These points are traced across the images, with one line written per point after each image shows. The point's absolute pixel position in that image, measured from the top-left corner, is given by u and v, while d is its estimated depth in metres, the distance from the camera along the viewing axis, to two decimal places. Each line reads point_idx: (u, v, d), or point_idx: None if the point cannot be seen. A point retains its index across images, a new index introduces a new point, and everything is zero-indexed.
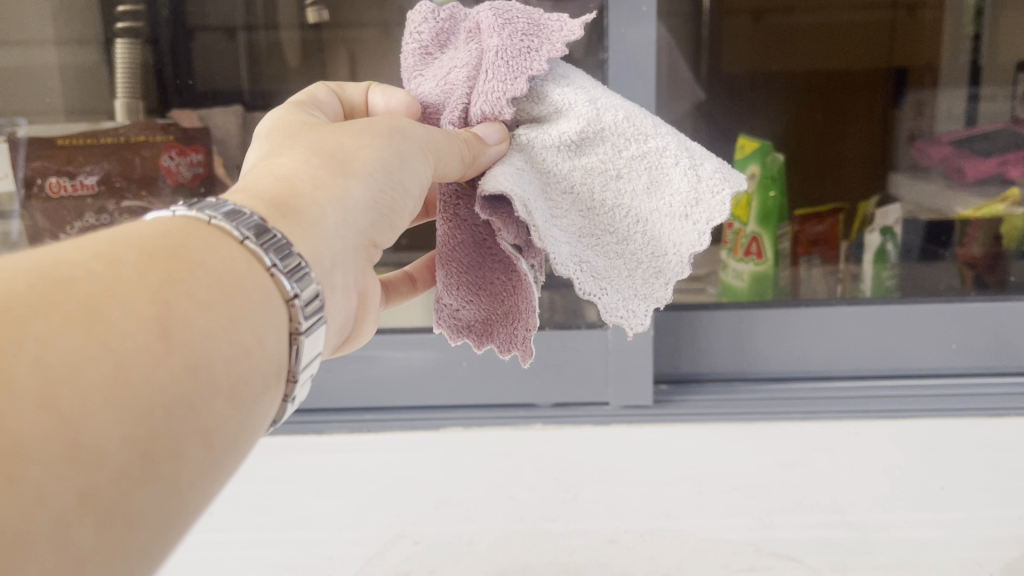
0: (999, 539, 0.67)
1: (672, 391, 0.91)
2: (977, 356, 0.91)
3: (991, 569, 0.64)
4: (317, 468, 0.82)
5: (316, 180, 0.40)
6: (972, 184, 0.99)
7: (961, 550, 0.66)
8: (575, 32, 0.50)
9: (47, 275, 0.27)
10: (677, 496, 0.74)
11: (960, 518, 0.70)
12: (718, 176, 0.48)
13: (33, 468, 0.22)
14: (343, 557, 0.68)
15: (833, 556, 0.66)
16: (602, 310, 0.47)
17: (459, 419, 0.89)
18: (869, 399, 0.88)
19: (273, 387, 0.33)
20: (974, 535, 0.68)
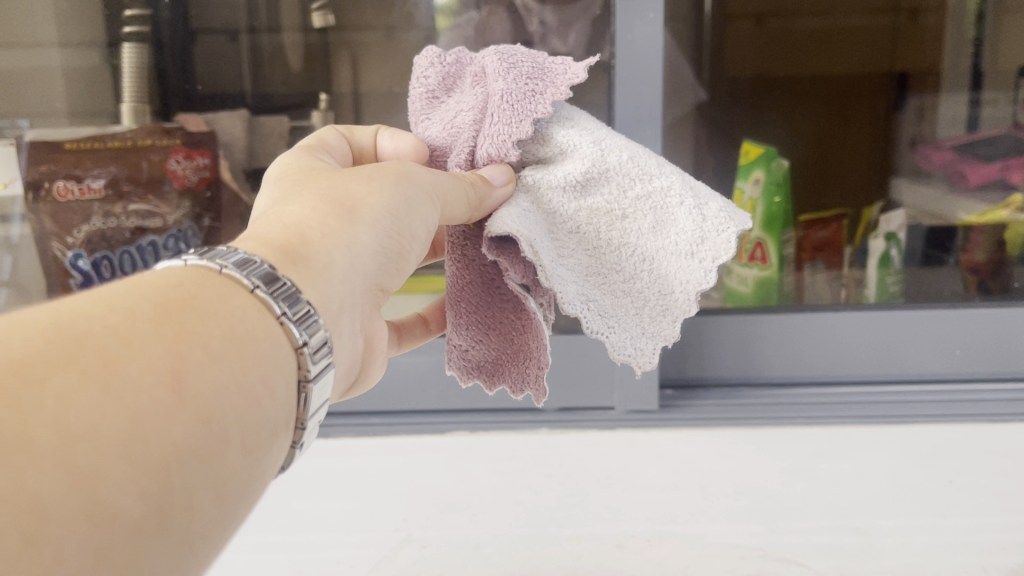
0: (1004, 545, 0.67)
1: (677, 395, 0.91)
2: (981, 363, 0.91)
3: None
4: (323, 471, 0.82)
5: (324, 227, 0.40)
6: (974, 188, 1.00)
7: (967, 556, 0.66)
8: (578, 75, 0.50)
9: (63, 329, 0.27)
10: (684, 501, 0.74)
11: (965, 524, 0.70)
12: (723, 216, 0.48)
13: (52, 528, 0.22)
14: (352, 561, 0.69)
15: (840, 562, 0.66)
16: (609, 349, 0.47)
17: (464, 422, 0.89)
18: (874, 404, 0.89)
19: (282, 434, 0.33)
20: (979, 541, 0.68)
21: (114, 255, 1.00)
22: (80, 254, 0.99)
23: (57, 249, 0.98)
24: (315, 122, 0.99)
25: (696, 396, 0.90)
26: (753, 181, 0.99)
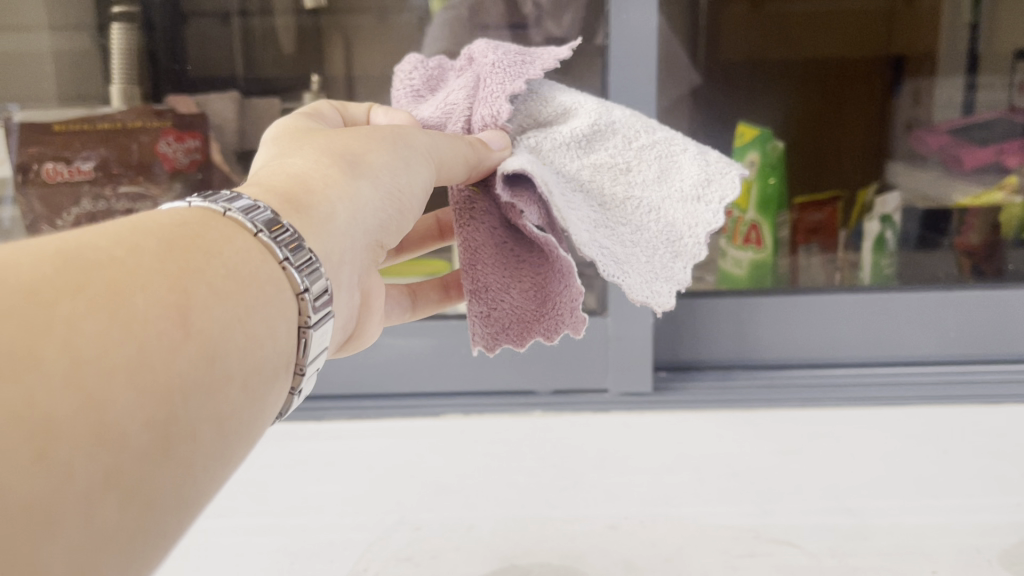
0: (997, 525, 0.67)
1: (671, 377, 0.92)
2: (975, 345, 0.91)
3: (990, 554, 0.64)
4: (317, 454, 0.82)
5: (326, 179, 0.39)
6: (969, 172, 1.00)
7: (959, 536, 0.66)
8: (566, 47, 0.51)
9: (70, 257, 0.26)
10: (677, 484, 0.74)
11: (959, 505, 0.70)
12: (725, 163, 0.48)
13: (65, 444, 0.22)
14: (344, 543, 0.68)
15: (834, 542, 0.66)
16: (628, 288, 0.43)
17: (459, 405, 0.89)
18: (870, 387, 0.89)
19: (280, 376, 0.32)
20: (973, 522, 0.68)
21: None
22: None
23: (46, 231, 0.98)
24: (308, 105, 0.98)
25: (691, 378, 0.91)
26: (748, 163, 0.97)
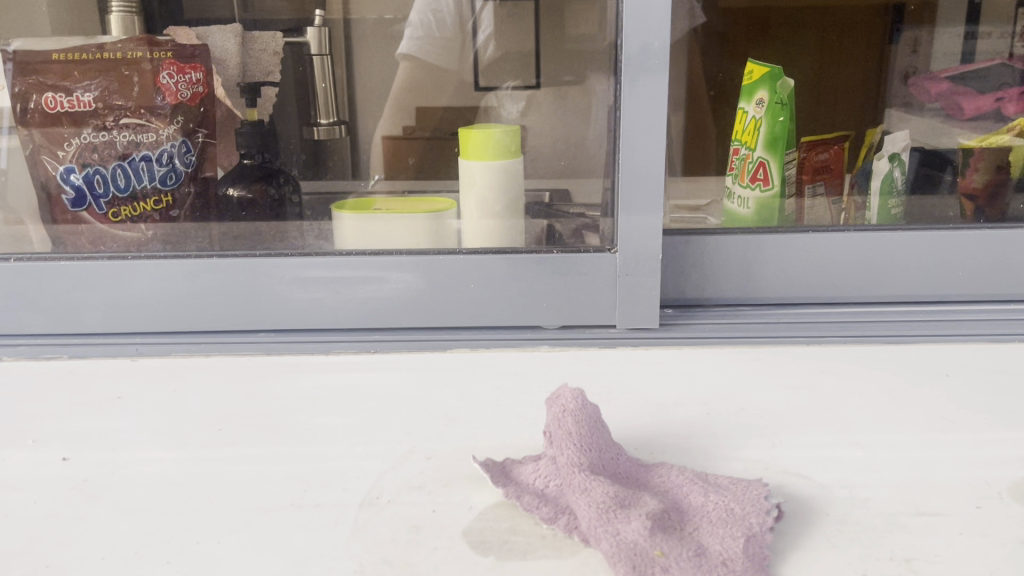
0: (1005, 459, 0.68)
1: (677, 316, 0.93)
2: (979, 285, 0.92)
3: (1000, 486, 0.64)
4: (325, 386, 0.82)
5: None
6: (969, 120, 0.99)
7: (969, 469, 0.67)
8: None
9: None
10: (686, 415, 0.75)
11: (968, 439, 0.71)
12: None
13: None
14: (356, 472, 0.68)
15: (844, 475, 0.66)
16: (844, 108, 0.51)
17: (467, 339, 0.91)
18: (873, 325, 0.90)
19: None
20: (982, 454, 0.69)
21: (107, 171, 0.94)
22: (72, 168, 0.93)
23: (47, 163, 0.92)
24: (312, 40, 0.99)
25: (695, 317, 0.93)
26: (759, 99, 0.95)
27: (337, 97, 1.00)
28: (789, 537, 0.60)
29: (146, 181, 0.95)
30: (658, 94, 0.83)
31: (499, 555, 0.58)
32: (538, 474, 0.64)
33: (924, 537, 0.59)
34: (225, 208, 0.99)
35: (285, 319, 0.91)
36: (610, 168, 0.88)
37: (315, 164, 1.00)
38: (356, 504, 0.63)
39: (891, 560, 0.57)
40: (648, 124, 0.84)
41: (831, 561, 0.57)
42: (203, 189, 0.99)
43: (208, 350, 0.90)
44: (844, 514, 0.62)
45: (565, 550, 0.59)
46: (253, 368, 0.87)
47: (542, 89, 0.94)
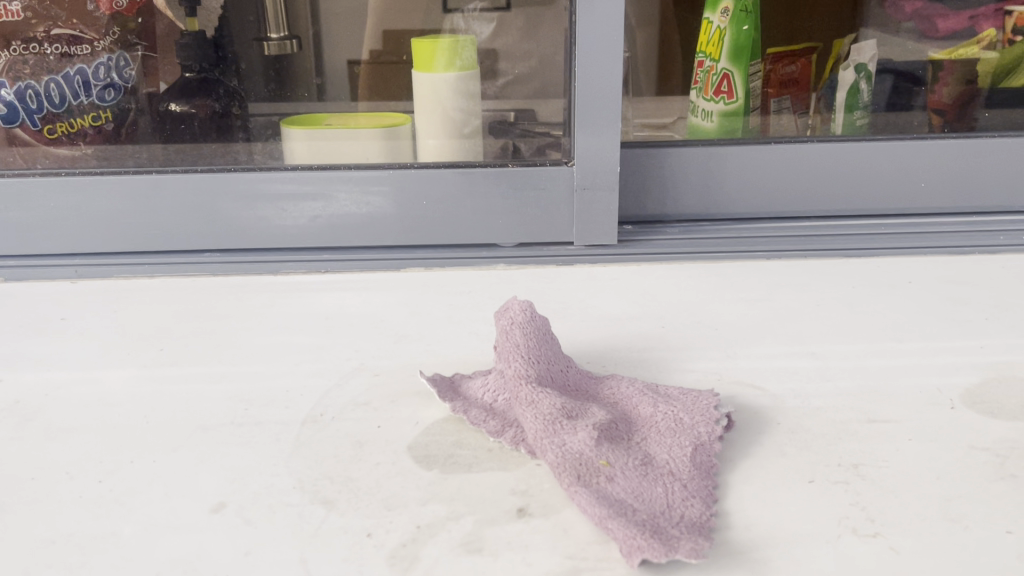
0: (958, 365, 0.69)
1: (636, 233, 0.94)
2: (937, 198, 0.94)
3: (951, 393, 0.65)
4: (275, 306, 0.84)
5: None
6: (945, 39, 0.95)
7: (922, 376, 0.67)
8: None
9: None
10: (640, 328, 0.77)
11: (922, 348, 0.72)
12: None
13: None
14: (301, 389, 0.68)
15: (797, 384, 0.67)
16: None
17: (420, 259, 0.93)
18: (833, 238, 0.93)
19: None
20: (936, 362, 0.69)
21: (40, 85, 0.90)
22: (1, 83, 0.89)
23: None
24: None
25: (655, 233, 0.94)
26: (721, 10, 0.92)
27: (294, 16, 0.88)
28: (733, 448, 0.60)
29: (82, 97, 0.91)
30: (615, 9, 0.82)
31: (443, 468, 0.59)
32: (485, 388, 0.65)
33: (869, 445, 0.60)
34: (171, 124, 0.93)
35: (233, 237, 0.92)
36: (569, 82, 0.86)
37: (268, 78, 0.90)
38: (299, 422, 0.64)
39: (839, 466, 0.58)
40: (604, 35, 0.83)
41: (776, 470, 0.58)
42: (146, 106, 0.92)
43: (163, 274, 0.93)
44: (788, 425, 0.62)
45: (511, 461, 0.60)
46: (209, 297, 0.87)
47: (515, 9, 0.86)
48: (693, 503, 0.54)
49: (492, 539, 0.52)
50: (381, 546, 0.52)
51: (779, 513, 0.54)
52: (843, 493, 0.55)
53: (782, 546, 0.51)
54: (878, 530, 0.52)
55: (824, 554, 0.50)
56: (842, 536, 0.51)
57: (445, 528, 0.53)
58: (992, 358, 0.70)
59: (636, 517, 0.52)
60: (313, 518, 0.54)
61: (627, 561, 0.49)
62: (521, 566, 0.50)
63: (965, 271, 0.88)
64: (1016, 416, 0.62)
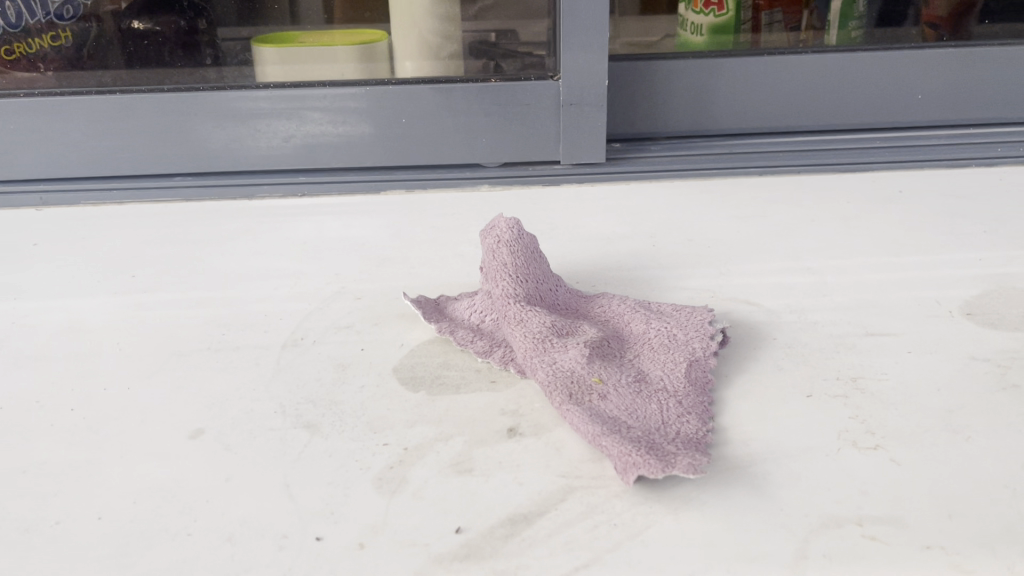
0: (958, 278, 0.73)
1: (625, 151, 0.96)
2: (936, 109, 0.97)
3: (949, 303, 0.69)
4: (260, 226, 0.86)
5: None
6: None
7: (920, 290, 0.71)
8: None
9: None
10: (630, 248, 0.80)
11: (918, 262, 0.76)
12: None
13: None
14: (278, 314, 0.69)
15: (791, 300, 0.71)
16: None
17: (400, 181, 0.94)
18: (822, 147, 0.97)
19: None
20: (933, 277, 0.73)
21: None
22: None
23: None
24: None
25: (645, 151, 0.96)
26: None
27: None
28: (727, 363, 0.63)
29: (40, 15, 0.89)
30: None
31: (429, 391, 0.60)
32: (472, 309, 0.67)
33: (871, 357, 0.63)
34: (133, 42, 0.90)
35: (207, 160, 0.93)
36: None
37: None
38: (279, 346, 0.65)
39: (838, 380, 0.60)
40: None
41: (774, 387, 0.60)
42: (108, 23, 0.89)
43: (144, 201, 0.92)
44: (782, 344, 0.65)
45: (500, 384, 0.60)
46: (186, 228, 0.86)
47: None
48: (687, 422, 0.55)
49: (483, 461, 0.53)
50: (368, 469, 0.52)
51: (780, 428, 0.56)
52: (842, 410, 0.57)
53: (782, 460, 0.53)
54: (878, 443, 0.54)
55: (824, 467, 0.52)
56: (842, 449, 0.54)
57: (434, 450, 0.54)
58: (988, 270, 0.74)
59: (631, 434, 0.53)
60: (295, 442, 0.55)
61: (623, 478, 0.50)
62: (509, 486, 0.51)
63: (962, 182, 0.91)
64: (1015, 326, 0.65)
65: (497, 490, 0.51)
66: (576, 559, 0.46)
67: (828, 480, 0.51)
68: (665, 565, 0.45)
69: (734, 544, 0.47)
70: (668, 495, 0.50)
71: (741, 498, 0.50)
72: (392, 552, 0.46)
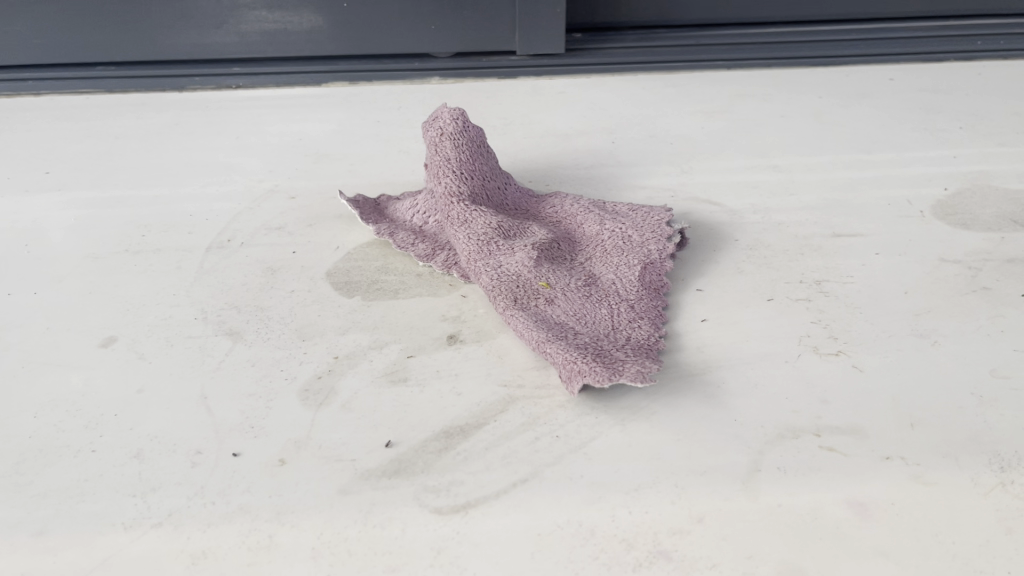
0: (867, 242, 0.92)
1: (566, 154, 1.14)
2: (852, 128, 1.18)
3: (846, 274, 0.86)
4: (197, 193, 1.08)
5: None
6: None
7: (819, 260, 0.89)
8: None
9: None
10: (561, 197, 0.98)
11: (834, 245, 0.91)
12: None
13: None
14: (221, 257, 0.94)
15: (709, 273, 0.87)
16: None
17: (331, 171, 1.12)
18: (731, 144, 1.15)
19: None
20: (825, 244, 0.92)
21: None
22: None
23: None
24: None
25: (571, 149, 1.15)
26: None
27: None
28: (679, 290, 0.85)
29: None
30: None
31: (376, 313, 0.84)
32: (421, 215, 0.97)
33: (800, 305, 0.82)
34: None
35: (159, 156, 1.18)
36: None
37: None
38: (220, 320, 0.83)
39: (802, 286, 0.85)
40: None
41: (748, 320, 0.80)
42: None
43: (158, 114, 1.34)
44: (702, 289, 0.85)
45: (435, 328, 0.81)
46: (158, 182, 1.11)
47: None
48: (638, 330, 0.77)
49: (419, 371, 0.76)
50: (316, 378, 0.75)
51: (755, 402, 0.70)
52: (796, 367, 0.74)
53: (732, 362, 0.75)
54: (836, 350, 0.76)
55: (786, 378, 0.73)
56: (817, 418, 0.69)
57: (375, 361, 0.77)
58: (917, 252, 0.89)
59: (581, 342, 0.75)
60: (276, 377, 0.76)
61: (571, 387, 0.70)
62: (438, 402, 0.72)
63: (877, 164, 1.08)
64: (938, 313, 0.80)
65: (439, 408, 0.71)
66: (518, 471, 0.65)
67: (781, 403, 0.70)
68: (605, 481, 0.64)
69: (677, 460, 0.65)
70: (615, 408, 0.70)
71: (675, 428, 0.68)
72: (317, 465, 0.66)
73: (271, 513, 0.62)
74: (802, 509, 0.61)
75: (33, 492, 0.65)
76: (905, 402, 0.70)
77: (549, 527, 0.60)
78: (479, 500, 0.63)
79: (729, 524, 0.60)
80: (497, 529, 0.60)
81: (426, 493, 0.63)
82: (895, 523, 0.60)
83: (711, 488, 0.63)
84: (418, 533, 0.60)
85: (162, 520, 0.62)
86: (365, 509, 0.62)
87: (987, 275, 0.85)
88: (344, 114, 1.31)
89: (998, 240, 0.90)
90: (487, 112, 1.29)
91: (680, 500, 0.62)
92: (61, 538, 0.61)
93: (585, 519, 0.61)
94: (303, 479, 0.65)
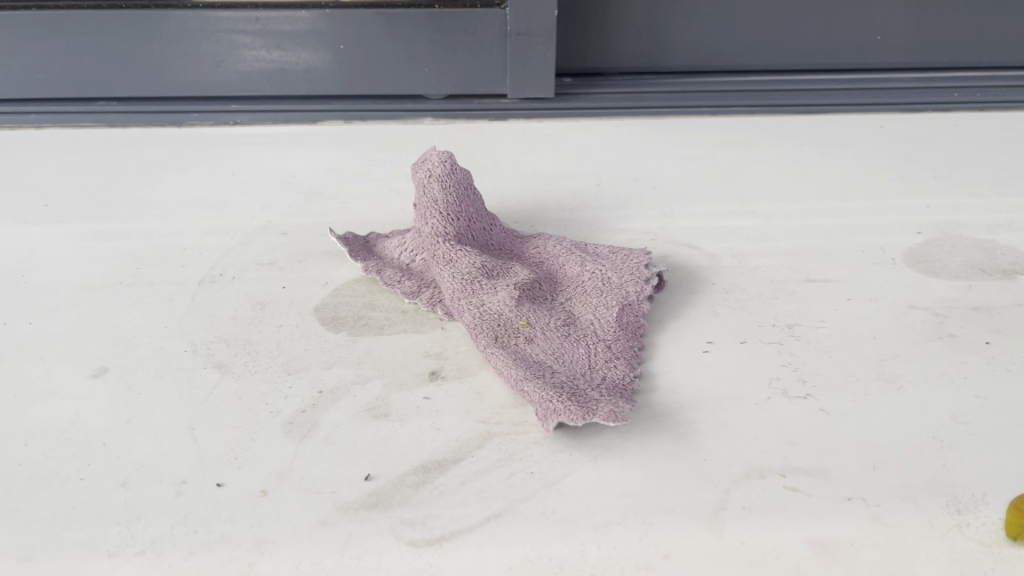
0: (841, 288, 0.93)
1: (551, 196, 1.16)
2: (831, 174, 1.21)
3: (821, 319, 0.88)
4: (191, 227, 1.09)
5: None
6: None
7: (795, 304, 0.91)
8: None
9: None
10: (547, 237, 1.00)
11: (811, 289, 0.93)
12: None
13: None
14: (211, 291, 0.95)
15: (689, 315, 0.89)
16: None
17: (321, 209, 1.13)
18: (713, 189, 1.17)
19: None
20: (801, 289, 0.93)
21: None
22: None
23: None
24: None
25: (557, 191, 1.17)
26: None
27: None
28: (659, 330, 0.87)
29: None
30: None
31: (362, 349, 0.85)
32: (408, 253, 0.98)
33: (775, 347, 0.84)
34: None
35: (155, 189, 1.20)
36: None
37: None
38: (211, 354, 0.84)
39: (778, 329, 0.86)
40: None
41: (725, 362, 0.82)
42: None
43: (156, 147, 1.36)
44: (682, 330, 0.87)
45: (418, 364, 0.82)
46: (154, 215, 1.13)
47: None
48: (614, 369, 0.78)
49: (399, 406, 0.77)
50: (298, 412, 0.76)
51: (729, 443, 0.72)
52: (769, 409, 0.75)
53: (705, 403, 0.76)
54: (807, 393, 0.77)
55: (760, 419, 0.74)
56: (789, 459, 0.70)
57: (358, 396, 0.78)
58: (889, 298, 0.91)
59: (558, 381, 0.76)
60: (258, 411, 0.76)
61: (547, 425, 0.72)
62: (417, 437, 0.73)
63: (853, 211, 1.10)
64: (907, 358, 0.81)
65: (418, 443, 0.72)
66: (493, 506, 0.66)
67: (752, 444, 0.71)
68: (576, 517, 0.64)
69: (650, 498, 0.66)
70: (591, 445, 0.72)
71: (649, 467, 0.69)
72: (297, 497, 0.67)
73: (250, 542, 0.63)
74: (770, 547, 0.62)
75: (20, 518, 0.66)
76: (873, 445, 0.71)
77: (520, 561, 0.61)
78: (453, 533, 0.63)
79: (700, 561, 0.61)
80: (469, 563, 0.61)
81: (400, 526, 0.64)
82: (860, 562, 0.61)
83: (682, 526, 0.64)
84: (392, 565, 0.61)
85: (144, 547, 0.63)
86: (340, 541, 0.63)
87: (953, 322, 0.87)
88: (337, 150, 1.33)
89: (966, 288, 0.92)
90: (476, 152, 1.31)
91: (650, 537, 0.63)
92: (45, 564, 0.62)
93: (555, 553, 0.62)
94: (281, 510, 0.66)
